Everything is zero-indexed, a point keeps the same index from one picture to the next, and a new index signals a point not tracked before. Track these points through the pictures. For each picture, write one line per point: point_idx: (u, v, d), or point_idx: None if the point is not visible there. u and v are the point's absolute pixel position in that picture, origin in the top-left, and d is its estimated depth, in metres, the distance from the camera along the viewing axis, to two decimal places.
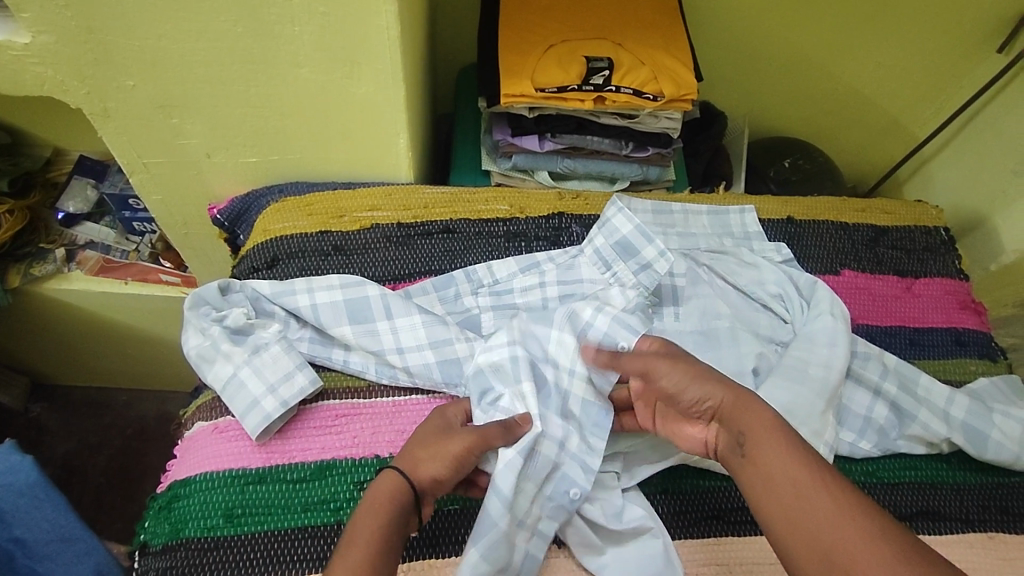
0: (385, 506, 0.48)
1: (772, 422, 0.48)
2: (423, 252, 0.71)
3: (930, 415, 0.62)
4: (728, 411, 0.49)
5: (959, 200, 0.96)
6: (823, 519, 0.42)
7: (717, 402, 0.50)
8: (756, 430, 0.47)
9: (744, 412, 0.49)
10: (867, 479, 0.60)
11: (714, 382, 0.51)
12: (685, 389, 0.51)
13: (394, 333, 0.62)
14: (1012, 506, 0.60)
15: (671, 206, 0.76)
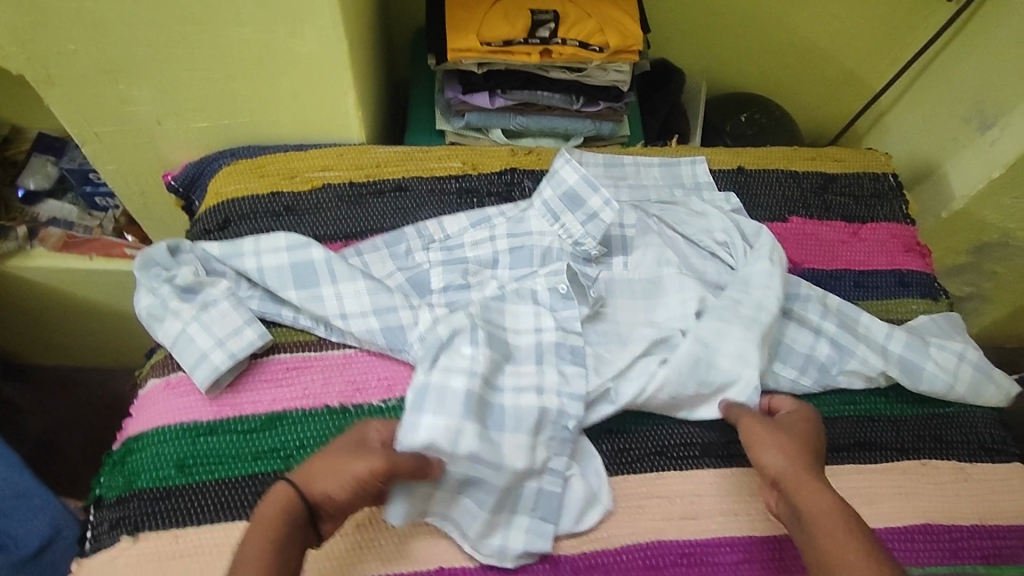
0: (271, 526, 0.46)
1: (829, 508, 0.48)
2: (374, 210, 0.71)
3: (867, 350, 0.63)
4: (788, 489, 0.51)
5: (913, 150, 0.98)
6: None
7: (780, 474, 0.52)
8: (815, 515, 0.48)
9: (809, 492, 0.50)
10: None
11: (775, 452, 0.53)
12: (759, 452, 0.54)
13: (342, 288, 0.62)
14: (946, 435, 0.63)
15: (622, 159, 0.77)
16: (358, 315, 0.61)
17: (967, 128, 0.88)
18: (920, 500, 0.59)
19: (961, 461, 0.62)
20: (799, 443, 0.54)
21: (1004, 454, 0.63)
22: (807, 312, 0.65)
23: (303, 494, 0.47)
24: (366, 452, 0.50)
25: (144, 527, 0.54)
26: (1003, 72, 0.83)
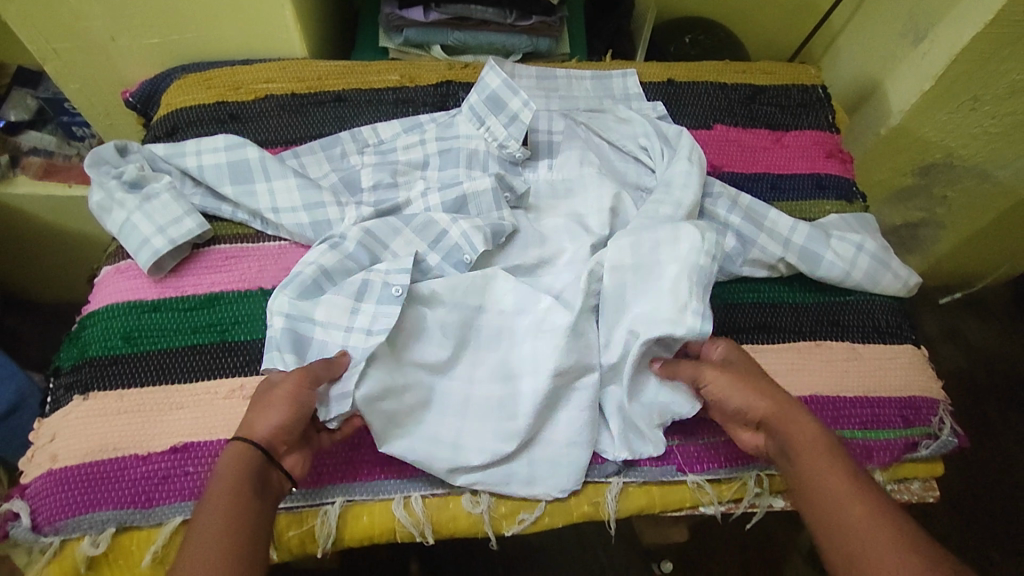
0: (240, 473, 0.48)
1: (817, 440, 0.51)
2: (314, 118, 0.76)
3: (768, 240, 0.67)
4: (774, 423, 0.53)
5: (860, 71, 0.99)
6: (879, 545, 0.45)
7: (762, 415, 0.53)
8: (801, 445, 0.51)
9: (794, 422, 0.52)
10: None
11: (758, 392, 0.54)
12: (731, 398, 0.55)
13: (275, 184, 0.66)
14: (843, 319, 0.66)
15: (555, 72, 0.80)
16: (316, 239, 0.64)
17: (904, 43, 0.90)
18: (808, 374, 0.63)
19: (854, 342, 0.65)
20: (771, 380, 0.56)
21: (898, 336, 0.66)
22: (715, 208, 0.68)
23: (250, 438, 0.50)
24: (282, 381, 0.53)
25: (94, 388, 0.59)
26: None
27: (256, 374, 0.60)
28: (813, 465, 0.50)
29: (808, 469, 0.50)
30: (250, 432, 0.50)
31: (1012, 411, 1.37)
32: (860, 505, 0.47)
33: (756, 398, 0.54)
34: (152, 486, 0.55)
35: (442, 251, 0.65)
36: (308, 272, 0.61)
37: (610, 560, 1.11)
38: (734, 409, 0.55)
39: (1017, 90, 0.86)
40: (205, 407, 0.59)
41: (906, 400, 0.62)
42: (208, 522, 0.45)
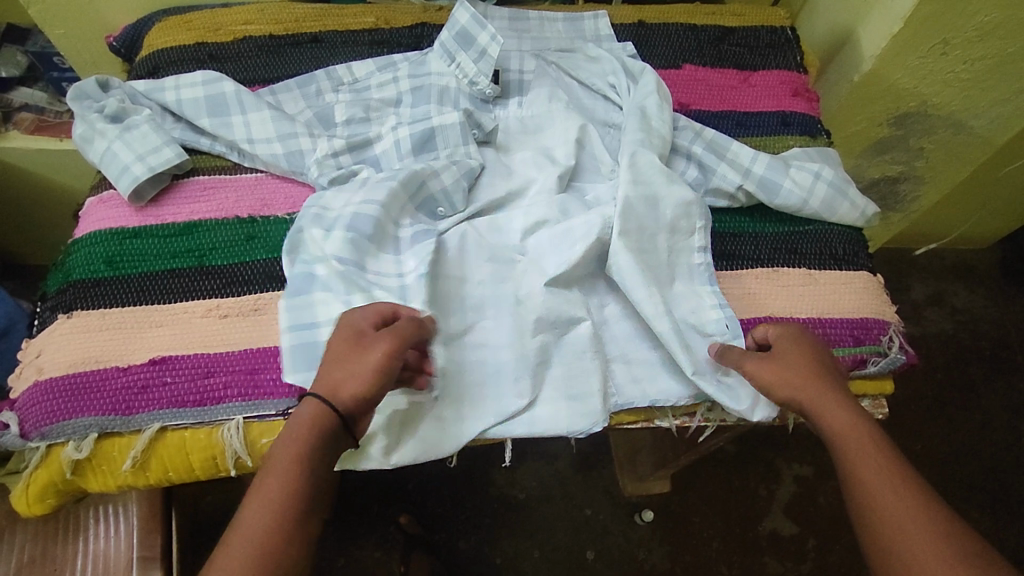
0: (301, 450, 0.48)
1: (852, 428, 0.52)
2: (291, 58, 0.78)
3: (728, 168, 0.69)
4: (810, 411, 0.54)
5: (835, 19, 1.00)
6: (916, 537, 0.46)
7: (799, 405, 0.55)
8: (838, 433, 0.52)
9: (827, 410, 0.54)
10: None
11: (799, 383, 0.55)
12: (776, 388, 0.56)
13: (250, 116, 0.69)
14: (801, 247, 0.68)
15: (527, 14, 0.82)
16: (324, 232, 0.62)
17: None
18: (764, 298, 0.66)
19: (811, 268, 0.68)
20: (818, 364, 0.56)
21: (854, 263, 0.68)
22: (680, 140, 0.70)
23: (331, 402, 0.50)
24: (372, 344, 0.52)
25: (77, 307, 0.62)
26: None
27: (233, 296, 0.63)
28: (850, 451, 0.51)
29: (847, 452, 0.51)
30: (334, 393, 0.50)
31: (992, 371, 1.40)
32: (899, 492, 0.48)
33: (791, 390, 0.55)
34: (133, 395, 0.57)
35: (419, 201, 0.66)
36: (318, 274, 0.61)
37: (596, 514, 1.14)
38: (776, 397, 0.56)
39: (985, 32, 0.88)
40: (184, 325, 0.61)
41: (858, 321, 0.65)
42: (258, 515, 0.46)
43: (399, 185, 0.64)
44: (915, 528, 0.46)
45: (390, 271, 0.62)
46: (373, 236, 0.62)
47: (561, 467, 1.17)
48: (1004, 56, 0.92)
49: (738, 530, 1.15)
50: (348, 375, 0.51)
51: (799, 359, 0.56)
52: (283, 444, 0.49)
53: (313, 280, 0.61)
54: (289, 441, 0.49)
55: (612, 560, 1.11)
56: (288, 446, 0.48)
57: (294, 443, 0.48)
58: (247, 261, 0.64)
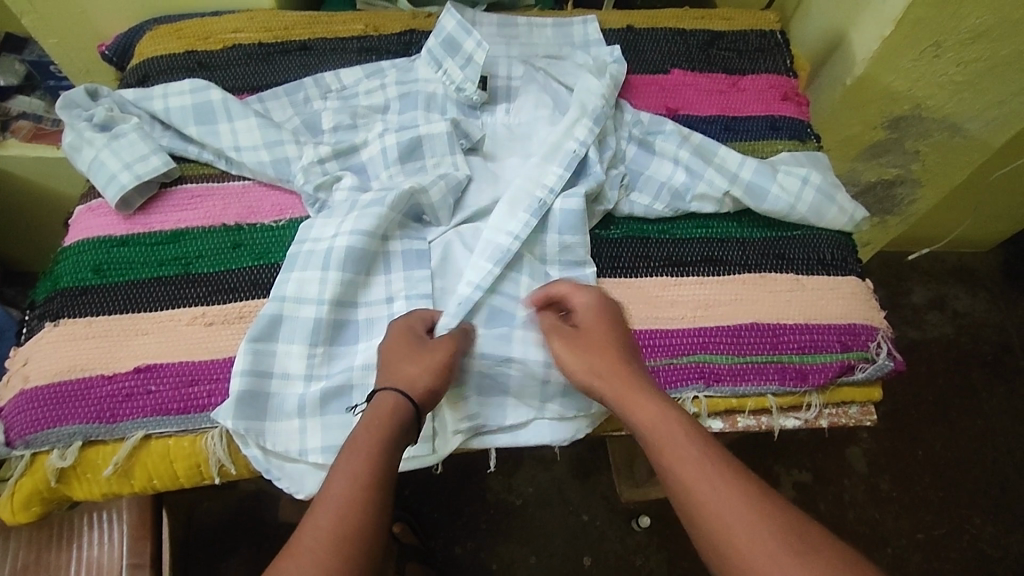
0: (385, 431, 0.50)
1: (657, 415, 0.52)
2: (280, 66, 0.78)
3: (715, 174, 0.69)
4: (616, 401, 0.54)
5: (828, 22, 1.00)
6: (743, 535, 0.45)
7: (604, 393, 0.55)
8: (645, 424, 0.52)
9: (635, 402, 0.53)
10: (636, 234, 0.68)
11: (610, 369, 0.55)
12: (571, 369, 0.56)
13: (237, 124, 0.69)
14: (788, 252, 0.68)
15: (516, 20, 0.82)
16: (311, 271, 0.59)
17: None
18: (751, 304, 0.65)
19: (799, 273, 0.67)
20: (620, 347, 0.57)
21: (843, 268, 0.68)
22: (665, 147, 0.71)
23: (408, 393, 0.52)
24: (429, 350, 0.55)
25: (64, 315, 0.61)
26: None
27: (218, 303, 0.62)
28: (659, 441, 0.51)
29: (651, 437, 0.51)
30: (408, 384, 0.53)
31: (994, 374, 1.38)
32: (724, 489, 0.47)
33: (598, 374, 0.55)
34: (117, 403, 0.57)
35: (405, 211, 0.65)
36: (270, 310, 0.57)
37: (593, 520, 1.13)
38: (577, 381, 0.56)
39: (978, 35, 0.88)
40: (169, 333, 0.61)
41: (845, 326, 0.64)
42: (346, 486, 0.46)
43: (387, 208, 0.62)
44: (746, 531, 0.45)
45: (364, 292, 0.60)
46: (360, 267, 0.60)
47: (558, 473, 1.16)
48: (998, 58, 0.92)
49: None
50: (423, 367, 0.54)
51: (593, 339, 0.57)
52: (366, 425, 0.50)
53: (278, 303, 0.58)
54: (371, 422, 0.50)
55: (610, 566, 1.10)
56: (372, 426, 0.50)
57: (379, 423, 0.50)
58: (233, 269, 0.64)
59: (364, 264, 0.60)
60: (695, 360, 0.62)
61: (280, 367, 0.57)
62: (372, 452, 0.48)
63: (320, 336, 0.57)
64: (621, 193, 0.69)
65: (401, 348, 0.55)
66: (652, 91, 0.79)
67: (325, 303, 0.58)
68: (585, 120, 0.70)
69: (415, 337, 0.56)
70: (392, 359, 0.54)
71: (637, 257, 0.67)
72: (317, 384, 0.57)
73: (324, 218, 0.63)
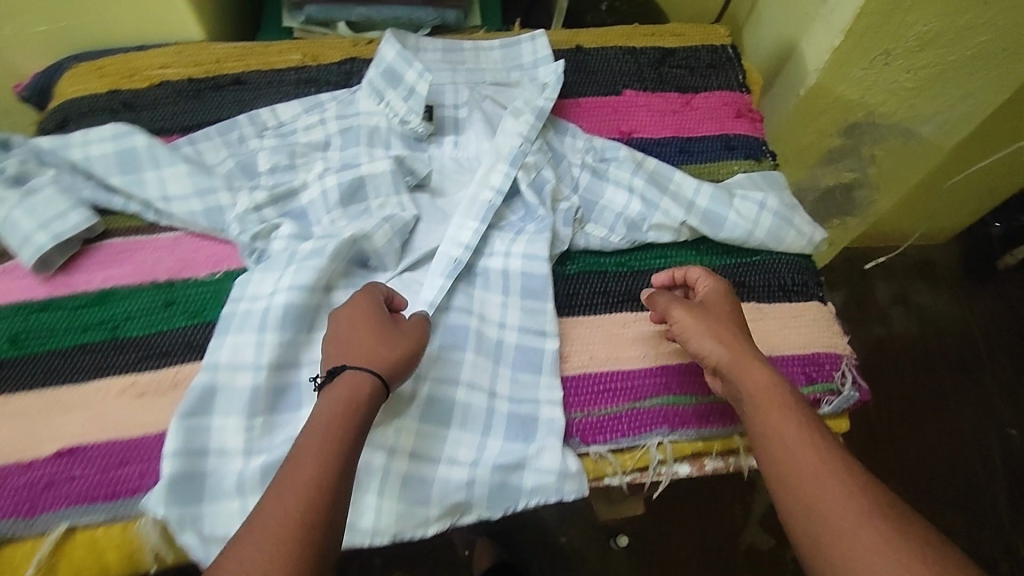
0: (345, 419, 0.47)
1: (769, 392, 0.53)
2: (213, 103, 0.74)
3: (671, 203, 0.67)
4: (729, 372, 0.54)
5: (779, 31, 0.99)
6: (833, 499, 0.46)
7: (718, 361, 0.55)
8: (755, 394, 0.53)
9: (745, 373, 0.54)
10: (595, 267, 0.66)
11: (718, 341, 0.55)
12: (693, 342, 0.57)
13: (165, 172, 0.64)
14: (750, 280, 0.66)
15: (461, 44, 0.79)
16: (247, 335, 0.55)
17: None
18: None
19: (761, 301, 0.66)
20: (734, 326, 0.57)
21: (805, 294, 0.67)
22: (621, 176, 0.69)
23: (367, 367, 0.50)
24: (390, 333, 0.53)
25: None
26: None
27: (150, 370, 0.58)
28: (759, 408, 0.52)
29: (758, 409, 0.52)
30: (365, 359, 0.51)
31: (959, 368, 1.41)
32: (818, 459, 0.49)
33: (717, 344, 0.55)
34: (38, 492, 0.53)
35: (348, 260, 0.61)
36: (203, 380, 0.54)
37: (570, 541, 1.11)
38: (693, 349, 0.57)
39: (926, 42, 0.88)
40: (96, 407, 0.56)
41: (810, 357, 0.63)
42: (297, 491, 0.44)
43: (326, 259, 0.58)
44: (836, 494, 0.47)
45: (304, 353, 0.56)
46: (299, 324, 0.56)
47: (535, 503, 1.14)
48: (946, 64, 0.92)
49: (716, 550, 1.13)
50: (386, 344, 0.52)
51: (717, 314, 0.57)
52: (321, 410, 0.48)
53: (214, 372, 0.54)
54: (332, 401, 0.48)
55: None
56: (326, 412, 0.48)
57: (336, 409, 0.48)
58: (165, 331, 0.59)
59: (304, 322, 0.56)
60: (659, 402, 0.59)
61: (219, 443, 0.53)
62: (331, 446, 0.46)
63: (260, 406, 0.53)
64: (577, 225, 0.67)
65: (358, 330, 0.52)
66: (603, 113, 0.77)
67: (262, 368, 0.54)
68: (501, 164, 0.66)
69: (377, 316, 0.53)
70: (356, 339, 0.52)
71: (595, 292, 0.65)
72: (258, 459, 0.52)
73: (261, 270, 0.59)
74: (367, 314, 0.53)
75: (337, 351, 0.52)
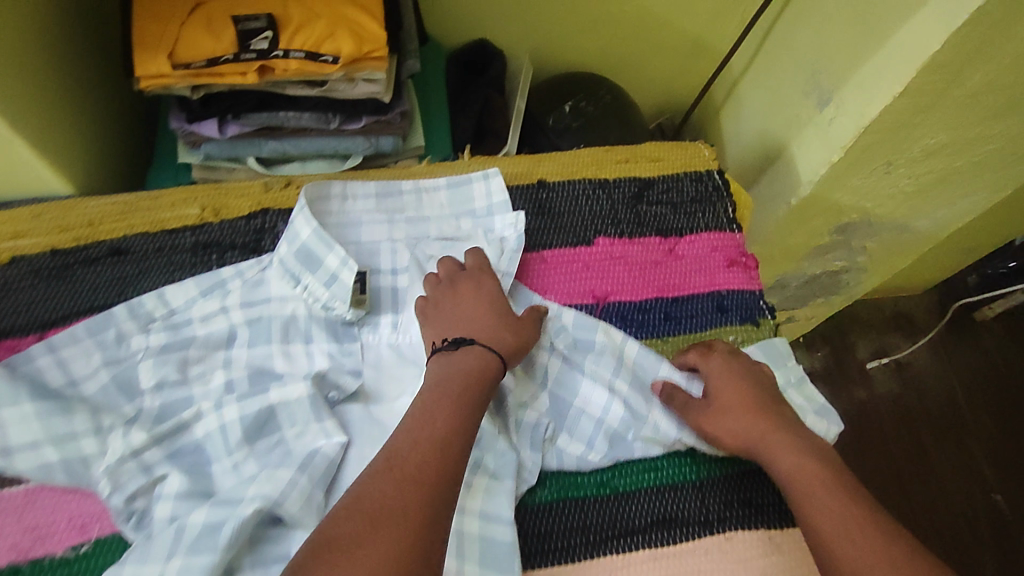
0: (455, 404, 0.48)
1: (807, 471, 0.51)
2: (84, 283, 0.59)
3: (660, 416, 0.58)
4: (760, 450, 0.54)
5: (765, 126, 0.88)
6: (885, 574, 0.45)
7: (750, 438, 0.54)
8: (789, 475, 0.52)
9: (782, 453, 0.53)
10: (572, 492, 0.55)
11: (747, 418, 0.55)
12: (724, 422, 0.55)
13: (4, 412, 0.50)
14: (754, 497, 0.57)
15: (401, 184, 0.65)
16: None
17: (808, 103, 0.79)
18: None
19: (769, 526, 0.56)
20: (760, 403, 0.56)
21: None
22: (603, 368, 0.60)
23: (495, 348, 0.53)
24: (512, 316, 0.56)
25: None
26: (840, 42, 0.73)
27: None
28: (800, 489, 0.51)
29: (803, 486, 0.51)
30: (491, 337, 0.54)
31: None
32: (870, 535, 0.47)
33: (747, 420, 0.55)
34: None
35: (257, 529, 0.49)
36: None
37: None
38: (722, 430, 0.55)
39: (931, 152, 0.77)
40: None
41: None
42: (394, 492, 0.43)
43: (222, 551, 0.45)
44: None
45: None
46: None
47: None
48: (950, 170, 0.82)
49: None
50: (509, 328, 0.55)
51: (739, 398, 0.56)
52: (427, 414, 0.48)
53: None
54: (450, 381, 0.50)
55: None
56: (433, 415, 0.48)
57: (449, 407, 0.48)
58: None
59: None
60: None
61: None
62: (429, 450, 0.46)
63: None
64: (546, 444, 0.56)
65: (482, 312, 0.56)
66: (574, 271, 0.65)
67: None
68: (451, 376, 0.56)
69: (500, 300, 0.57)
70: (478, 320, 0.55)
71: (572, 527, 0.54)
72: None
73: (135, 562, 0.45)
74: (492, 297, 0.57)
75: (460, 328, 0.55)
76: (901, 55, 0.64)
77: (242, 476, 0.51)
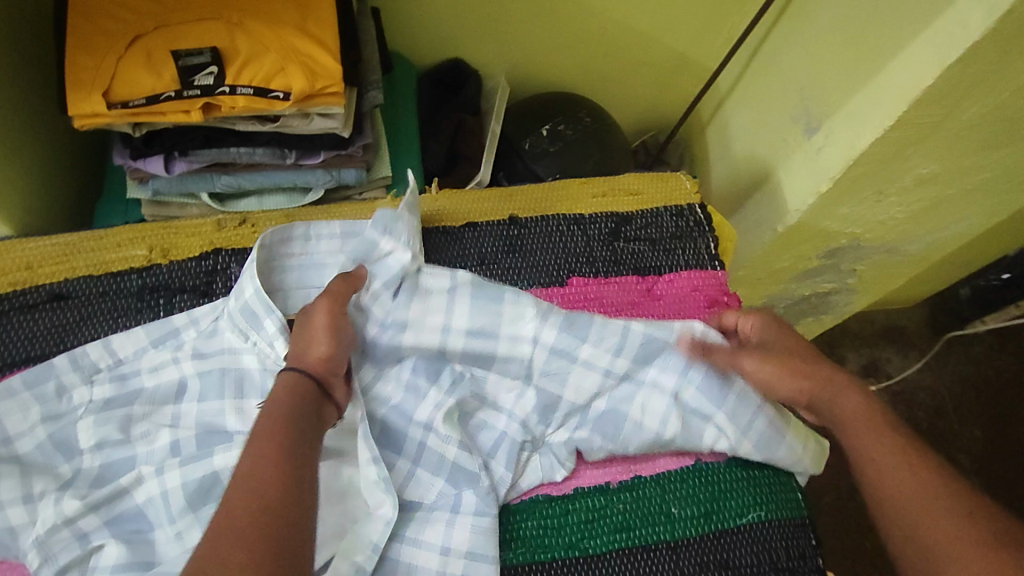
0: (277, 413, 0.44)
1: (865, 413, 0.48)
2: (20, 331, 0.55)
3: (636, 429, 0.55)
4: (815, 400, 0.51)
5: (750, 149, 0.84)
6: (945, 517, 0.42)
7: (805, 394, 0.51)
8: (847, 415, 0.49)
9: (837, 395, 0.50)
10: (538, 556, 0.52)
11: (798, 372, 0.52)
12: (775, 377, 0.52)
13: None
14: (733, 558, 0.53)
15: (365, 223, 0.59)
16: None
17: (796, 129, 0.75)
18: None
19: None
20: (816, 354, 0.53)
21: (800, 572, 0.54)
22: (582, 380, 0.56)
23: (297, 365, 0.48)
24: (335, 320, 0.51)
25: None
26: (830, 69, 0.70)
27: None
28: (857, 428, 0.47)
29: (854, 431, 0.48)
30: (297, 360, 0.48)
31: None
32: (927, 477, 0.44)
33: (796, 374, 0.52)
34: None
35: None
36: None
37: None
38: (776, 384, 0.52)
39: (924, 180, 0.74)
40: None
41: None
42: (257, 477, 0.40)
43: None
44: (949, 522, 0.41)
45: None
46: None
47: None
48: (944, 197, 0.79)
49: None
50: (319, 338, 0.50)
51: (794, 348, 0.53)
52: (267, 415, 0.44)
53: None
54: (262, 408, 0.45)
55: None
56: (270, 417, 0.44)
57: (280, 411, 0.44)
58: None
59: None
60: None
61: None
62: (273, 450, 0.41)
63: None
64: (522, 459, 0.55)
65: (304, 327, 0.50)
66: None
67: None
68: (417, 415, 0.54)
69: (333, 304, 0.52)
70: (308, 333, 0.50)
71: None
72: None
73: None
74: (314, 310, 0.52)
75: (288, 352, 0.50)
76: (892, 88, 0.61)
77: (185, 545, 0.48)
